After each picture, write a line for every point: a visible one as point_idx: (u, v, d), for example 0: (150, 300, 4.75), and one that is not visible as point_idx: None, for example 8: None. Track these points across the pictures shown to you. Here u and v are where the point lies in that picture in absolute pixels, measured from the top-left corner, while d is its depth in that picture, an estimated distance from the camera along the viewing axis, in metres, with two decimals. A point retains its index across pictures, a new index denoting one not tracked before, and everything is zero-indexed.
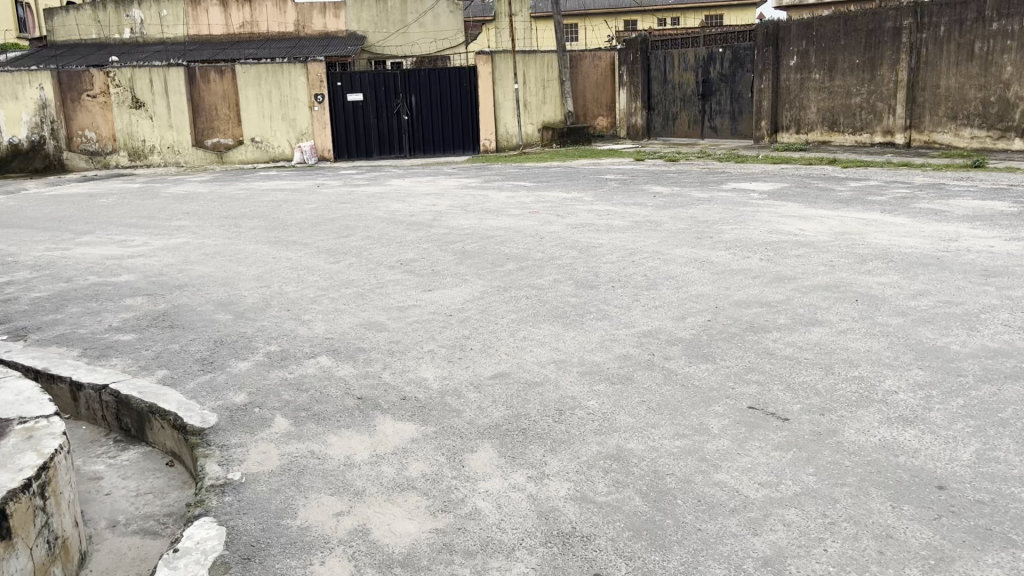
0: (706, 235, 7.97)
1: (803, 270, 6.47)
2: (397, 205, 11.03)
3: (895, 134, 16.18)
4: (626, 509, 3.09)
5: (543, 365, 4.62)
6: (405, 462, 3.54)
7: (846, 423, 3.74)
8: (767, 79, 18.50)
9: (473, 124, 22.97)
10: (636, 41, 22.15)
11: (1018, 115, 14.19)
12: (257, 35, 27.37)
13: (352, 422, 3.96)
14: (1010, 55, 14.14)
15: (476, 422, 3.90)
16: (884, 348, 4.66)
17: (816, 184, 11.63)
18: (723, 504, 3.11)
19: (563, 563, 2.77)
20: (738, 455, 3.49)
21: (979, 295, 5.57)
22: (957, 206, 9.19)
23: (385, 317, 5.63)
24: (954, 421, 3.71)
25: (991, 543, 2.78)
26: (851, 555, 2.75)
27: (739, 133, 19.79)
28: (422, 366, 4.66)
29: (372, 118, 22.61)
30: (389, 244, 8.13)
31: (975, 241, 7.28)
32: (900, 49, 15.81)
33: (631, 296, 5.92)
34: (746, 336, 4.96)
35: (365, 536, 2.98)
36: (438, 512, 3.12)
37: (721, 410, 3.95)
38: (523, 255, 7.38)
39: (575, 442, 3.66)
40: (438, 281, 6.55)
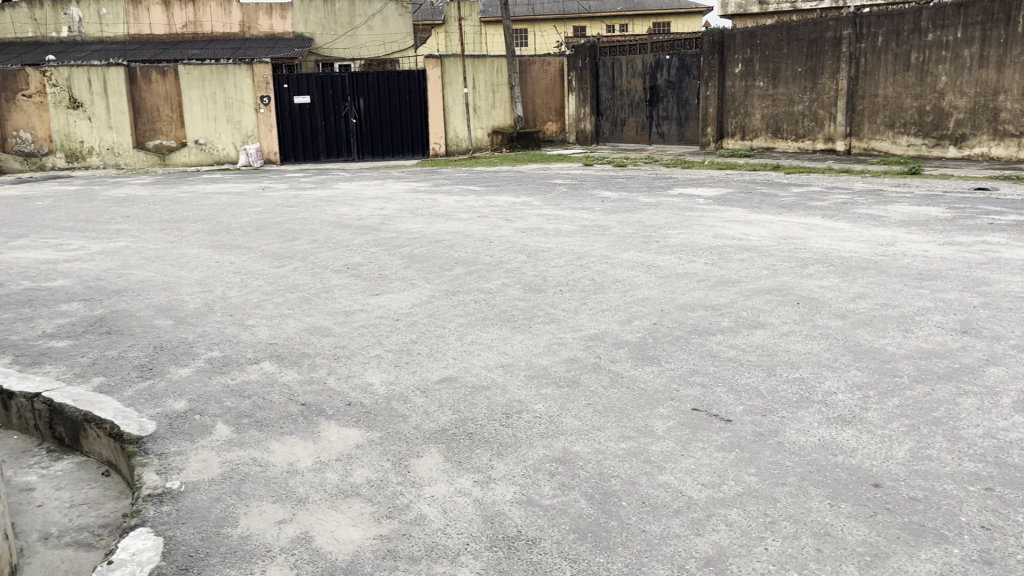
0: (653, 240, 8.06)
1: (747, 273, 6.59)
2: (344, 209, 10.93)
3: (836, 141, 16.56)
4: (571, 512, 3.10)
5: (490, 369, 4.62)
6: (349, 468, 3.50)
7: (787, 423, 3.81)
8: (712, 86, 18.78)
9: (422, 127, 22.88)
10: (585, 47, 22.35)
11: (952, 124, 14.70)
12: (201, 35, 26.90)
13: (295, 429, 3.90)
14: (944, 65, 14.61)
15: (422, 426, 3.88)
16: (823, 350, 4.76)
17: (760, 189, 11.84)
18: (667, 505, 3.14)
19: (507, 567, 2.77)
20: (681, 457, 3.53)
21: (915, 298, 5.73)
22: (894, 211, 9.47)
23: (331, 322, 5.57)
24: (889, 420, 3.81)
25: (924, 539, 2.86)
26: (790, 553, 2.80)
27: (686, 139, 20.06)
28: (368, 371, 4.62)
29: (320, 121, 22.37)
30: (335, 248, 8.04)
31: (910, 246, 7.49)
32: (840, 58, 16.22)
33: (579, 299, 5.96)
34: (691, 339, 5.03)
35: (308, 544, 2.94)
36: (383, 518, 3.09)
37: (666, 412, 4.00)
38: (472, 259, 7.36)
39: (522, 446, 3.67)
40: (385, 285, 6.50)
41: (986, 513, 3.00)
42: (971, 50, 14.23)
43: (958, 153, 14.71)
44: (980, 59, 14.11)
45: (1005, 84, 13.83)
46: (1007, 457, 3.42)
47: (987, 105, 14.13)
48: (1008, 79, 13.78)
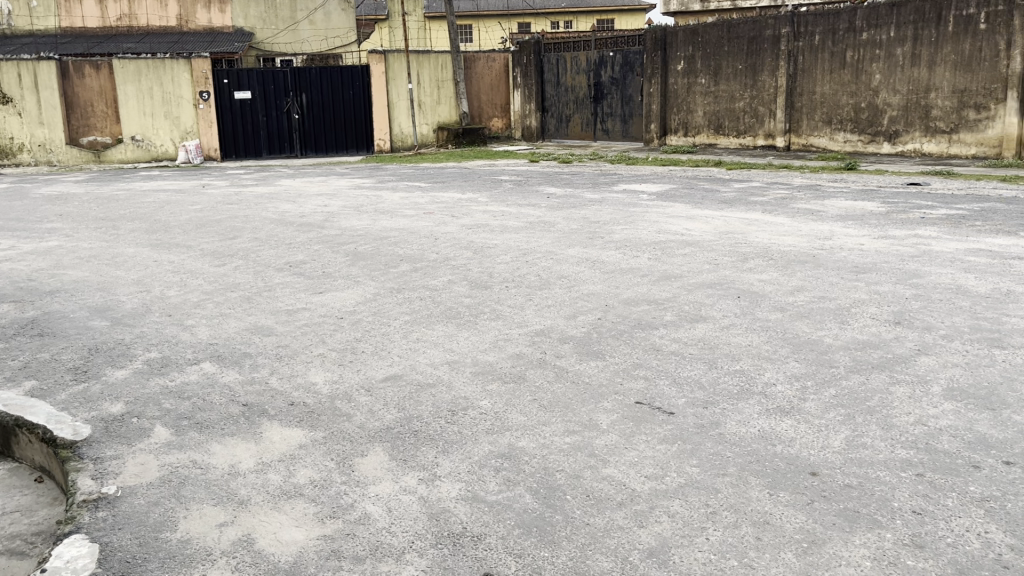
0: (597, 235, 8.13)
1: (689, 268, 6.68)
2: (287, 206, 10.79)
3: (776, 137, 16.90)
4: (516, 507, 3.12)
5: (435, 366, 4.61)
6: (293, 469, 3.45)
7: (727, 415, 3.89)
8: (656, 83, 19.00)
9: (366, 123, 22.67)
10: (529, 44, 22.39)
11: (886, 121, 15.11)
12: (136, 28, 26.20)
13: (237, 430, 3.84)
14: (878, 63, 15.01)
15: (367, 425, 3.85)
16: (763, 342, 4.86)
17: (702, 185, 12.01)
18: (610, 498, 3.18)
19: (452, 564, 2.77)
20: (625, 449, 3.57)
21: (850, 290, 5.87)
22: (831, 206, 9.68)
23: (272, 321, 5.50)
24: (827, 410, 3.91)
25: (859, 525, 2.94)
26: (730, 542, 2.86)
27: (630, 135, 20.25)
28: (312, 370, 4.57)
29: (262, 117, 22.02)
30: (278, 246, 7.93)
31: (847, 240, 7.68)
32: (779, 55, 16.53)
33: (524, 295, 5.99)
34: (634, 333, 5.09)
35: (250, 546, 2.89)
36: (327, 519, 3.06)
37: (610, 406, 4.04)
38: (417, 256, 7.34)
39: (467, 442, 3.67)
40: (329, 283, 6.43)
41: (917, 498, 3.10)
42: (903, 48, 14.63)
43: (891, 149, 15.14)
44: (912, 58, 14.52)
45: (935, 81, 14.26)
46: (937, 444, 3.54)
47: (919, 102, 14.57)
48: (938, 77, 14.21)
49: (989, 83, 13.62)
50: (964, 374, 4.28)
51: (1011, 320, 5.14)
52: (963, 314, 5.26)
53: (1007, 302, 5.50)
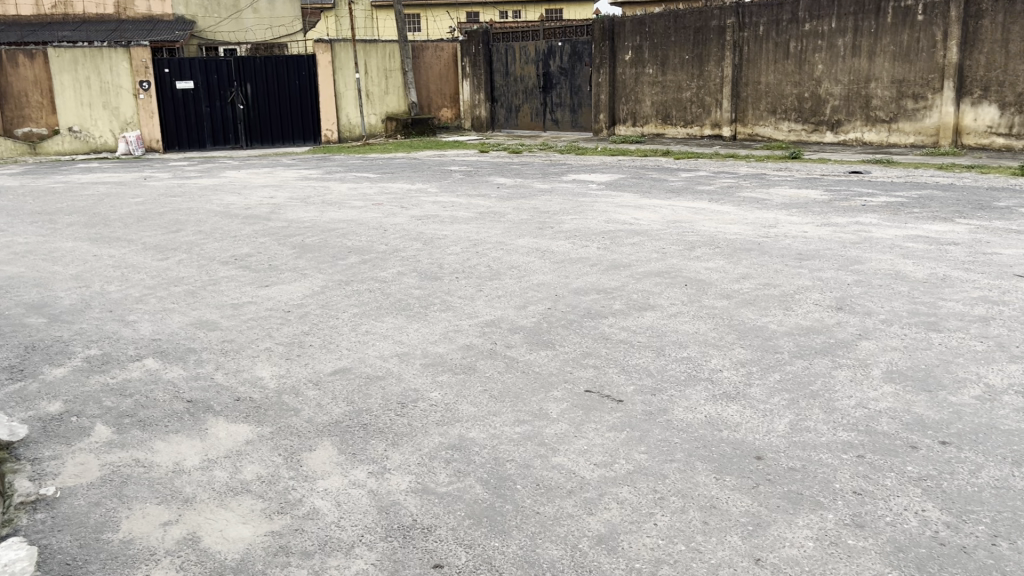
0: (547, 226, 8.15)
1: (637, 257, 6.75)
2: (232, 198, 10.60)
3: (722, 127, 17.11)
4: (466, 498, 3.12)
5: (385, 359, 4.58)
6: (239, 465, 3.41)
7: (676, 401, 3.94)
8: (604, 73, 19.09)
9: (313, 113, 22.35)
10: (478, 34, 22.31)
11: (828, 110, 15.42)
12: (72, 15, 25.41)
13: (181, 427, 3.77)
14: (820, 54, 15.30)
15: (316, 419, 3.81)
16: (709, 329, 4.94)
17: (651, 175, 12.12)
18: (560, 486, 3.20)
19: (402, 556, 2.76)
20: (575, 437, 3.60)
21: (794, 277, 5.99)
22: (776, 195, 9.86)
23: (218, 315, 5.40)
24: (771, 395, 3.98)
25: (802, 506, 3.01)
26: (678, 527, 2.90)
27: (579, 125, 20.34)
28: (259, 365, 4.50)
29: (205, 108, 21.57)
30: (222, 239, 7.79)
31: (791, 227, 7.82)
32: (725, 46, 16.72)
33: (475, 286, 5.98)
34: (583, 322, 5.13)
35: (195, 544, 2.85)
36: (274, 514, 3.03)
37: (560, 395, 4.06)
38: (366, 247, 7.28)
39: (417, 435, 3.65)
40: (275, 276, 6.34)
41: (858, 479, 3.19)
42: (844, 39, 14.93)
43: (833, 139, 15.46)
44: (853, 48, 14.82)
45: (875, 72, 14.60)
46: (877, 425, 3.63)
47: (860, 92, 14.89)
48: (878, 68, 14.55)
49: (927, 73, 13.99)
50: (903, 357, 4.39)
51: (947, 304, 5.30)
52: (902, 299, 5.41)
53: (943, 286, 5.67)
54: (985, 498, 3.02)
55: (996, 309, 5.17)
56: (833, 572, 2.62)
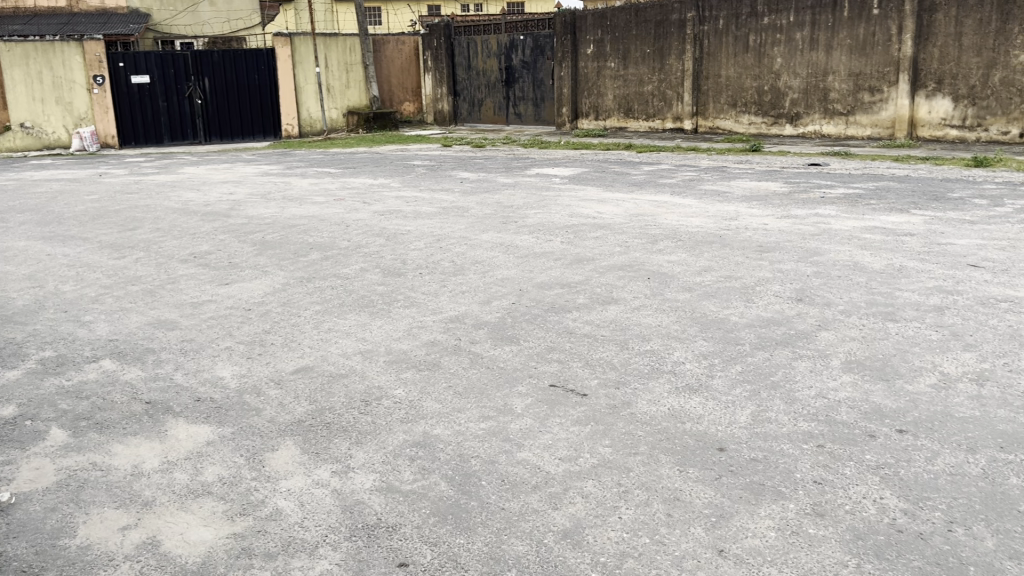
0: (511, 220, 8.14)
1: (601, 250, 6.78)
2: (190, 195, 10.44)
3: (683, 120, 17.23)
4: (431, 496, 3.11)
5: (348, 357, 4.54)
6: (200, 466, 3.36)
7: (639, 395, 3.96)
8: (566, 67, 19.13)
9: (273, 108, 22.08)
10: (439, 26, 22.18)
11: (787, 103, 15.61)
12: (23, 8, 24.82)
13: (140, 429, 3.71)
14: (779, 47, 15.46)
15: (277, 419, 3.77)
16: (672, 322, 4.97)
17: (614, 168, 12.18)
18: (525, 482, 3.20)
19: (367, 555, 2.74)
20: (539, 433, 3.60)
21: (755, 269, 6.06)
22: (737, 187, 9.96)
23: (177, 315, 5.31)
24: (733, 387, 4.02)
25: (764, 497, 3.04)
26: (642, 520, 2.92)
27: (542, 119, 20.37)
28: (219, 365, 4.44)
29: (162, 103, 21.20)
30: (180, 236, 7.67)
31: (752, 220, 7.91)
32: (685, 39, 16.83)
33: (439, 282, 5.96)
34: (547, 317, 5.13)
35: (155, 548, 2.80)
36: (236, 516, 2.99)
37: (524, 390, 4.06)
38: (328, 243, 7.22)
39: (381, 433, 3.63)
40: (236, 274, 6.26)
41: (818, 468, 3.23)
42: (802, 33, 15.11)
43: (793, 131, 15.65)
44: (811, 42, 15.02)
45: (833, 66, 14.81)
46: (836, 415, 3.69)
47: (818, 86, 15.10)
48: (835, 62, 14.77)
49: (882, 66, 14.22)
50: (861, 348, 4.47)
51: (904, 294, 5.40)
52: (860, 290, 5.49)
53: (899, 277, 5.77)
54: (941, 484, 3.09)
55: (950, 298, 5.28)
56: (794, 561, 2.66)
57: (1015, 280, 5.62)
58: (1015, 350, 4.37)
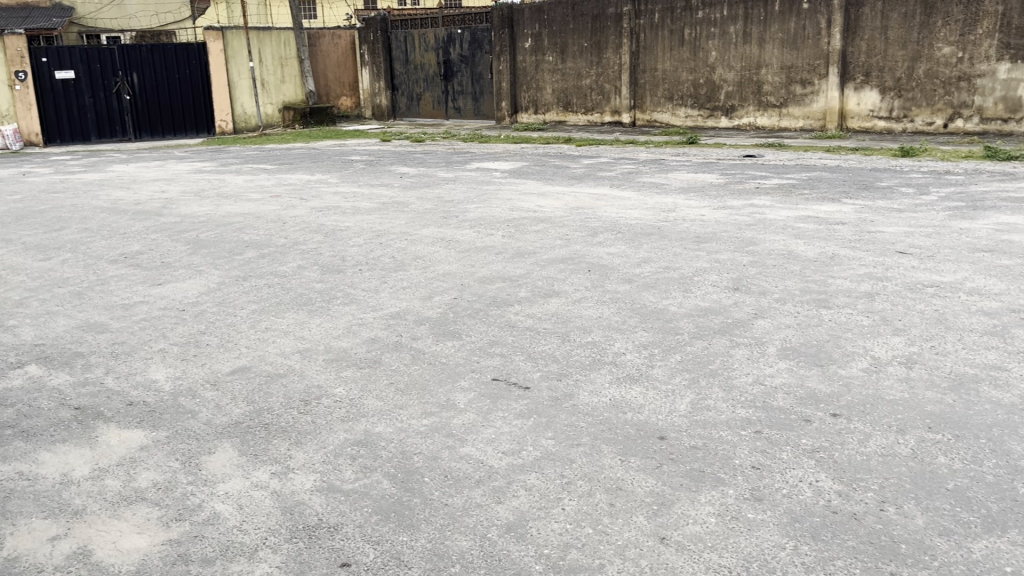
0: (451, 215, 8.10)
1: (542, 244, 6.79)
2: (119, 193, 10.13)
3: (621, 113, 17.37)
4: (374, 494, 3.07)
5: (286, 356, 4.46)
6: (133, 472, 3.27)
7: (581, 386, 3.98)
8: (505, 60, 19.10)
9: (205, 104, 21.59)
10: (376, 21, 21.94)
11: (722, 96, 15.84)
12: None
13: (68, 436, 3.58)
14: (713, 40, 15.69)
15: (214, 421, 3.69)
16: (612, 313, 5.02)
17: (553, 162, 12.22)
18: (469, 476, 3.19)
19: (309, 557, 2.70)
20: (482, 427, 3.59)
21: (694, 260, 6.14)
22: (674, 179, 10.10)
23: (107, 317, 5.15)
24: (673, 375, 4.08)
25: (704, 483, 3.09)
26: (586, 510, 2.93)
27: (481, 113, 20.34)
28: (152, 367, 4.32)
29: (88, 99, 20.56)
30: (110, 236, 7.44)
31: (689, 211, 8.00)
32: (622, 32, 16.96)
33: (379, 278, 5.90)
34: (489, 311, 5.12)
35: (86, 558, 2.72)
36: (172, 522, 2.91)
37: (467, 384, 4.05)
38: (264, 241, 7.08)
39: (321, 432, 3.58)
40: (168, 274, 6.10)
41: (756, 454, 3.29)
42: (735, 27, 15.37)
43: (729, 123, 15.89)
44: (744, 36, 15.28)
45: (765, 59, 15.10)
46: (772, 401, 3.76)
47: (752, 78, 15.37)
48: (768, 55, 15.05)
49: (813, 59, 14.56)
50: (796, 334, 4.56)
51: (836, 282, 5.53)
52: (794, 278, 5.62)
53: (832, 265, 5.91)
54: (873, 466, 3.17)
55: (881, 285, 5.43)
56: (733, 545, 2.70)
57: (941, 266, 5.81)
58: (941, 333, 4.51)
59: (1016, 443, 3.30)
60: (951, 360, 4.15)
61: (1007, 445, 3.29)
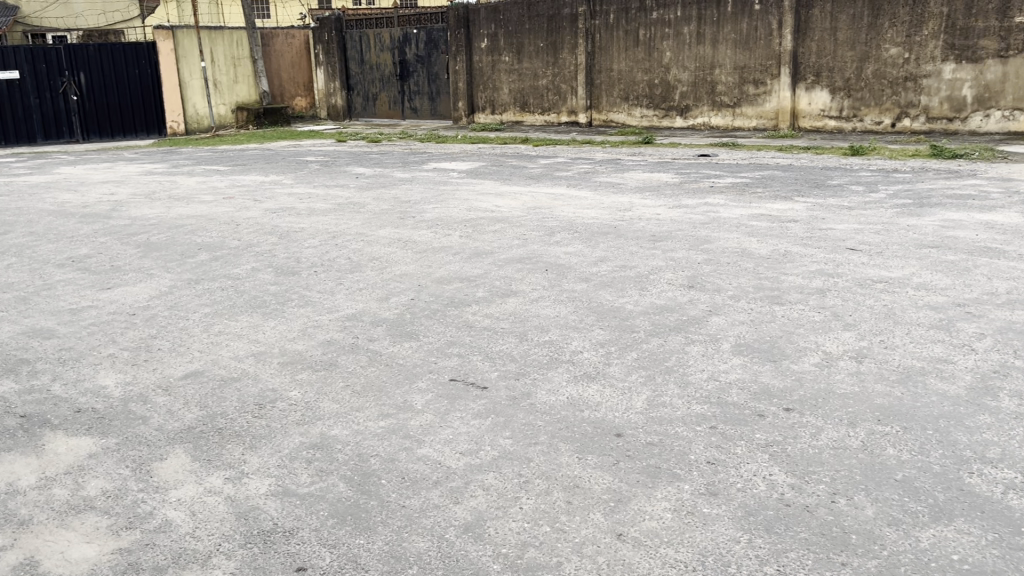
0: (408, 215, 8.06)
1: (499, 244, 6.79)
2: (67, 196, 9.91)
3: (578, 114, 17.45)
4: (330, 497, 3.04)
5: (240, 359, 4.40)
6: (82, 481, 3.19)
7: (539, 385, 3.99)
8: (461, 60, 19.07)
9: (156, 104, 21.21)
10: (330, 20, 21.75)
11: (677, 96, 16.01)
12: None
13: (14, 445, 3.49)
14: (668, 41, 15.86)
15: (166, 427, 3.62)
16: (570, 312, 5.04)
17: (510, 162, 12.24)
18: (426, 478, 3.17)
19: (264, 562, 2.67)
20: (440, 428, 3.58)
21: (649, 258, 6.19)
22: (630, 179, 10.18)
23: (54, 322, 5.03)
24: (629, 373, 4.11)
25: (660, 479, 3.12)
26: (543, 509, 2.94)
27: (438, 113, 20.30)
28: (101, 373, 4.23)
29: (34, 100, 20.07)
30: (57, 240, 7.27)
31: (645, 210, 8.07)
32: (577, 33, 17.05)
33: (335, 280, 5.84)
34: (447, 311, 5.11)
35: (33, 570, 2.65)
36: (122, 530, 2.86)
37: (424, 385, 4.03)
38: (217, 243, 6.98)
39: (276, 436, 3.54)
40: (118, 278, 5.98)
41: (711, 449, 3.33)
42: (689, 27, 15.55)
43: (683, 123, 16.06)
44: (698, 36, 15.46)
45: (719, 59, 15.29)
46: (727, 397, 3.81)
47: (705, 79, 15.55)
48: (721, 55, 15.24)
49: (765, 60, 14.79)
50: (749, 331, 4.63)
51: (789, 278, 5.62)
52: (748, 275, 5.69)
53: (785, 262, 6.01)
54: (825, 458, 3.23)
55: (832, 281, 5.54)
56: (689, 540, 2.73)
57: (889, 262, 5.93)
58: (890, 328, 4.61)
59: (961, 434, 3.38)
60: (900, 354, 4.24)
61: (953, 435, 3.37)
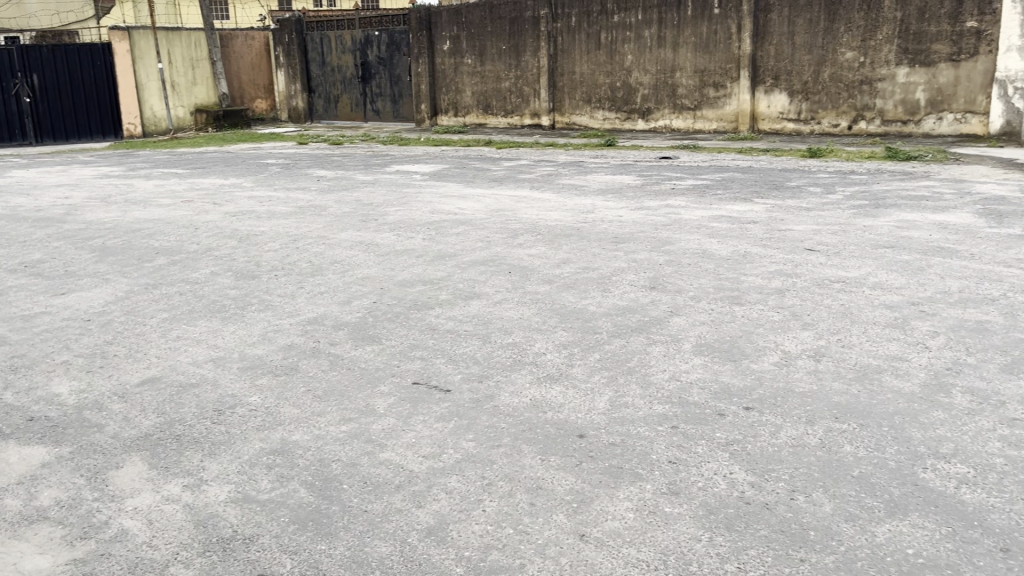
0: (370, 218, 8.02)
1: (462, 246, 6.78)
2: (20, 200, 9.69)
3: (541, 116, 17.51)
4: (290, 503, 3.01)
5: (199, 365, 4.34)
6: (35, 490, 3.12)
7: (502, 388, 3.99)
8: (423, 63, 19.04)
9: (112, 106, 20.86)
10: (291, 22, 21.56)
11: (639, 99, 16.13)
12: None
13: None
14: (629, 44, 15.98)
15: (122, 434, 3.56)
16: (533, 314, 5.05)
17: (473, 164, 12.23)
18: (388, 482, 3.15)
19: (223, 569, 2.63)
20: (402, 432, 3.56)
21: (611, 260, 6.22)
22: (592, 181, 10.23)
23: (5, 330, 4.91)
24: (591, 374, 4.13)
25: (622, 479, 3.14)
26: (506, 511, 2.94)
27: (400, 115, 20.20)
28: (55, 381, 4.14)
29: None
30: (9, 245, 7.10)
31: (608, 212, 8.12)
32: (540, 36, 17.11)
33: (296, 283, 5.79)
34: (410, 315, 5.09)
35: None
36: (76, 540, 2.80)
37: (387, 389, 4.01)
38: (175, 248, 6.87)
39: (236, 442, 3.49)
40: (73, 283, 5.86)
41: (672, 449, 3.36)
42: (650, 30, 15.69)
43: (645, 126, 16.20)
44: (659, 40, 15.61)
45: (679, 62, 15.44)
46: (688, 396, 3.84)
47: (666, 82, 15.70)
48: (682, 58, 15.40)
49: (724, 63, 14.97)
50: (709, 331, 4.68)
51: (749, 279, 5.69)
52: (709, 276, 5.75)
53: (745, 262, 6.08)
54: (784, 456, 3.27)
55: (791, 280, 5.62)
56: (651, 540, 2.75)
57: (847, 262, 6.04)
58: (847, 327, 4.69)
59: (916, 431, 3.45)
60: (856, 353, 4.31)
61: (908, 432, 3.44)
